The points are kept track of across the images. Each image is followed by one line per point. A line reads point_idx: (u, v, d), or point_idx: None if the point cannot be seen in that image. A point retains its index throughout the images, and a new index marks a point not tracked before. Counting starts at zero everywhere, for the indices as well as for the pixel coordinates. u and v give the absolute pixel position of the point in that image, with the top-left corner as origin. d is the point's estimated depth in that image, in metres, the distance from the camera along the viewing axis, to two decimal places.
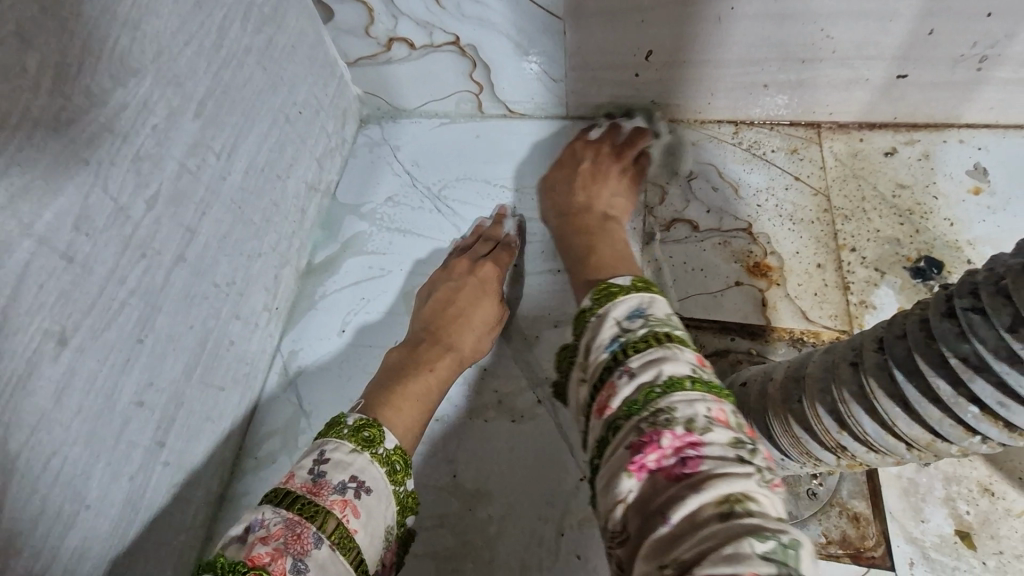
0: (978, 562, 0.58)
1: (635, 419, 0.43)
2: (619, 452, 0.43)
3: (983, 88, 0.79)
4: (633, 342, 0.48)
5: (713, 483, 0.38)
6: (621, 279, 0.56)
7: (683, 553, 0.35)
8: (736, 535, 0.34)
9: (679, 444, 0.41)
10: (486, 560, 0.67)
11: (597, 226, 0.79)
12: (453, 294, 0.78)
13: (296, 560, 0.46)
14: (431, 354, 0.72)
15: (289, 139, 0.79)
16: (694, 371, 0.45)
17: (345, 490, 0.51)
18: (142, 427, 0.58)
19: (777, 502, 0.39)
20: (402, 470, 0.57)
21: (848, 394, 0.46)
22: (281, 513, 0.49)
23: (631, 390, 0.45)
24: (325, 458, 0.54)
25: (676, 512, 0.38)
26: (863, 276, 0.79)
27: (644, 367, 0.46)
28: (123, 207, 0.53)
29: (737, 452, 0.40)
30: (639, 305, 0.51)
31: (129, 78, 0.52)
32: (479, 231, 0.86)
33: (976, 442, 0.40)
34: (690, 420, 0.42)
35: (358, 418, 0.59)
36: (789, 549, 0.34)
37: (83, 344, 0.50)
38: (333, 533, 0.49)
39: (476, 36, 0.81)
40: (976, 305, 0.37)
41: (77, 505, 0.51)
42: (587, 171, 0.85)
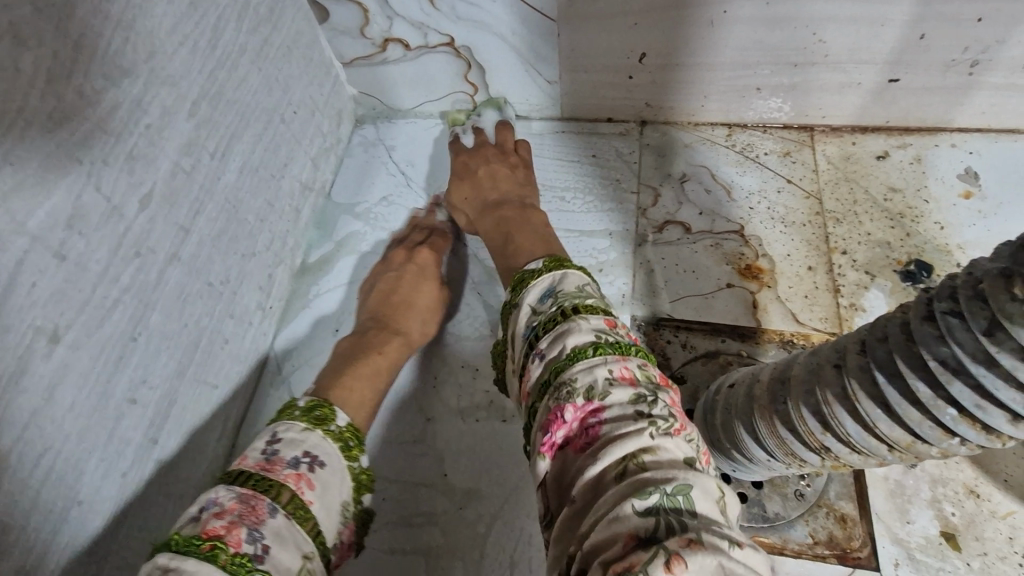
0: (963, 563, 0.59)
1: (546, 399, 0.46)
2: (537, 433, 0.46)
3: (975, 92, 0.80)
4: (542, 324, 0.51)
5: (607, 449, 0.40)
6: (536, 266, 0.60)
7: (585, 524, 0.38)
8: (623, 495, 0.37)
9: (581, 415, 0.43)
10: (476, 558, 0.67)
11: (518, 217, 0.78)
12: (397, 282, 0.81)
13: (252, 530, 0.47)
14: (378, 340, 0.75)
15: (283, 139, 0.80)
16: (598, 336, 0.47)
17: (300, 465, 0.53)
18: (135, 424, 0.58)
19: (678, 447, 0.40)
20: (356, 446, 0.60)
21: (831, 395, 0.47)
22: (235, 489, 0.50)
23: (543, 369, 0.48)
24: (278, 438, 0.55)
25: (578, 484, 0.40)
26: (854, 279, 0.79)
27: (551, 345, 0.48)
28: (116, 206, 0.54)
29: (635, 408, 0.42)
30: (550, 286, 0.55)
31: (123, 78, 0.53)
32: (413, 222, 0.89)
33: (955, 443, 0.40)
34: (590, 387, 0.44)
35: (310, 400, 0.62)
36: (676, 496, 0.37)
37: (76, 341, 0.51)
38: (288, 504, 0.51)
39: (471, 37, 0.81)
40: (954, 308, 0.38)
41: (69, 501, 0.52)
42: (485, 175, 0.85)
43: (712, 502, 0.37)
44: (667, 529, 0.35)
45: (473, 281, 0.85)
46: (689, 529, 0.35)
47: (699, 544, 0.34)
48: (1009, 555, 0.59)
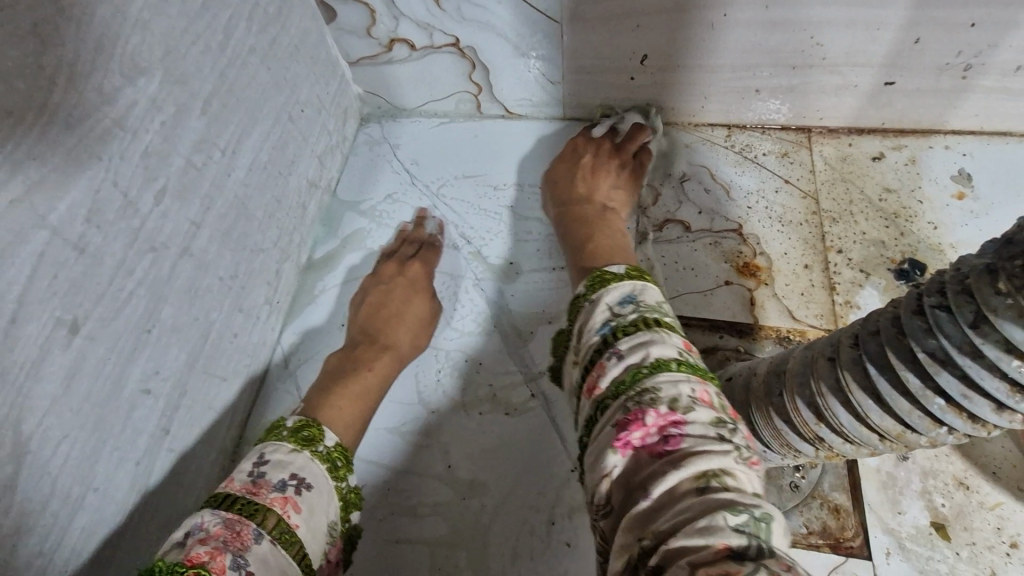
0: (952, 552, 0.61)
1: (622, 399, 0.46)
2: (606, 430, 0.46)
3: (968, 95, 0.82)
4: (622, 326, 0.51)
5: (692, 461, 0.41)
6: (615, 267, 0.59)
7: (661, 525, 0.39)
8: (710, 508, 0.37)
9: (662, 423, 0.44)
10: (478, 547, 0.69)
11: (595, 220, 0.82)
12: (386, 297, 0.82)
13: (236, 555, 0.49)
14: (367, 356, 0.77)
15: (291, 136, 0.81)
16: (680, 354, 0.48)
17: (286, 488, 0.55)
18: (147, 414, 0.60)
19: (754, 478, 0.42)
20: (343, 466, 0.62)
21: (825, 387, 0.48)
22: (220, 514, 0.52)
23: (620, 371, 0.48)
24: (264, 460, 0.57)
25: (656, 487, 0.41)
26: (849, 277, 0.81)
27: (632, 349, 0.49)
28: (132, 201, 0.55)
29: (718, 430, 0.43)
30: (631, 291, 0.55)
31: (139, 76, 0.54)
32: (403, 235, 0.90)
33: (943, 432, 0.42)
34: (674, 399, 0.45)
35: (298, 420, 0.63)
36: (761, 522, 0.37)
37: (92, 332, 0.52)
38: (274, 529, 0.53)
39: (476, 38, 0.83)
40: (943, 302, 0.40)
41: (85, 487, 0.53)
42: (586, 165, 0.88)
43: (784, 535, 0.38)
44: (756, 550, 0.35)
45: (477, 278, 0.86)
46: (775, 555, 0.35)
47: (795, 570, 0.34)
48: (997, 545, 0.61)
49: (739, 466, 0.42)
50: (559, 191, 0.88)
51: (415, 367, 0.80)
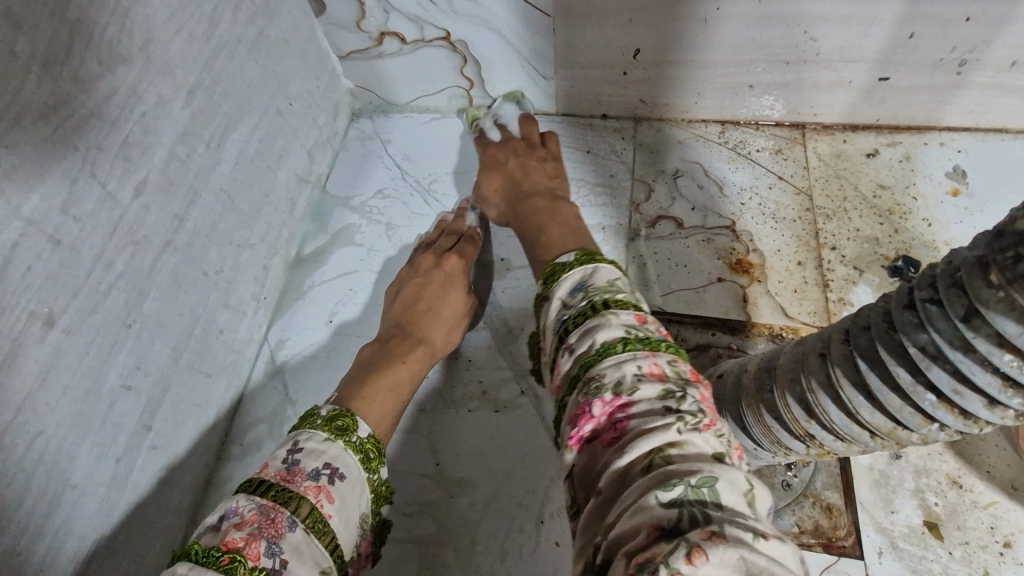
0: (944, 552, 0.60)
1: (574, 393, 0.45)
2: (565, 427, 0.45)
3: (962, 92, 0.81)
4: (573, 317, 0.50)
5: (634, 442, 0.39)
6: (566, 258, 0.59)
7: (608, 516, 0.38)
8: (644, 488, 0.36)
9: (609, 409, 0.42)
10: (467, 546, 0.68)
11: (547, 207, 0.76)
12: (422, 289, 0.76)
13: (270, 544, 0.47)
14: (401, 349, 0.71)
15: (279, 130, 0.80)
16: (628, 331, 0.46)
17: (320, 476, 0.53)
18: (128, 410, 0.59)
19: (708, 443, 0.39)
20: (375, 458, 0.59)
21: (816, 383, 0.48)
22: (255, 500, 0.50)
23: (572, 364, 0.47)
24: (298, 448, 0.55)
25: (605, 476, 0.40)
26: (842, 274, 0.80)
27: (580, 340, 0.48)
28: (111, 192, 0.54)
29: (663, 403, 0.41)
30: (581, 279, 0.54)
31: (118, 65, 0.53)
32: (441, 225, 0.85)
33: (934, 429, 0.42)
34: (618, 383, 0.43)
35: (332, 409, 0.60)
36: (699, 488, 0.35)
37: (70, 326, 0.51)
38: (307, 517, 0.50)
39: (467, 32, 0.82)
40: (934, 296, 0.39)
41: (63, 484, 0.52)
42: (515, 165, 0.82)
43: (740, 496, 0.35)
44: (690, 521, 0.33)
45: None
46: (713, 521, 0.33)
47: (721, 538, 0.32)
48: (990, 544, 0.60)
49: (689, 434, 0.39)
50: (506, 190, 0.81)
51: None
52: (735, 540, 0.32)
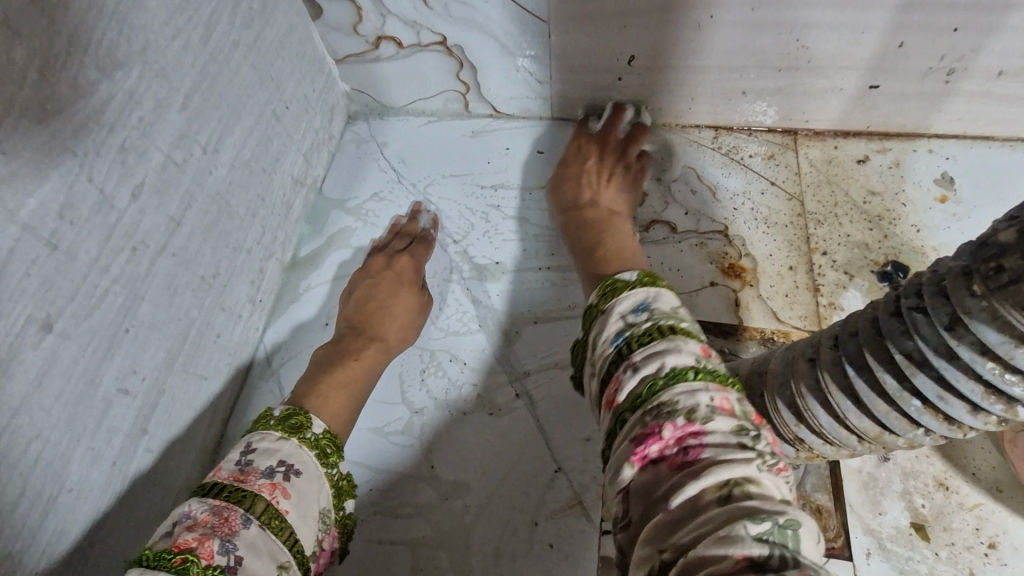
0: (931, 553, 0.61)
1: (640, 412, 0.46)
2: (624, 444, 0.46)
3: (951, 99, 0.82)
4: (637, 336, 0.51)
5: (712, 470, 0.41)
6: (626, 275, 0.59)
7: (682, 537, 0.39)
8: (730, 518, 0.37)
9: (681, 434, 0.43)
10: (462, 548, 0.69)
11: (602, 222, 0.81)
12: (373, 290, 0.80)
13: (224, 541, 0.48)
14: (354, 346, 0.75)
15: (275, 133, 0.80)
16: (697, 361, 0.48)
17: (274, 474, 0.54)
18: (123, 414, 0.59)
19: (778, 484, 0.41)
20: (333, 453, 0.60)
21: (805, 388, 0.48)
22: (207, 502, 0.51)
23: (636, 384, 0.48)
24: (252, 449, 0.56)
25: (676, 498, 0.41)
26: (833, 279, 0.81)
27: (647, 361, 0.49)
28: (108, 196, 0.54)
29: (739, 438, 0.42)
30: (644, 298, 0.55)
31: (116, 70, 0.53)
32: (395, 228, 0.89)
33: (919, 434, 0.43)
34: (693, 410, 0.44)
35: (285, 409, 0.62)
36: (786, 529, 0.36)
37: (66, 330, 0.51)
38: (263, 514, 0.51)
39: (464, 36, 0.82)
40: (919, 304, 0.40)
41: (58, 487, 0.52)
42: (592, 169, 0.87)
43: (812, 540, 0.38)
44: (780, 560, 0.35)
45: (463, 278, 0.86)
46: (802, 564, 0.35)
47: None
48: (975, 545, 0.61)
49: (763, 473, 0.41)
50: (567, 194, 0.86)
51: (400, 367, 0.79)
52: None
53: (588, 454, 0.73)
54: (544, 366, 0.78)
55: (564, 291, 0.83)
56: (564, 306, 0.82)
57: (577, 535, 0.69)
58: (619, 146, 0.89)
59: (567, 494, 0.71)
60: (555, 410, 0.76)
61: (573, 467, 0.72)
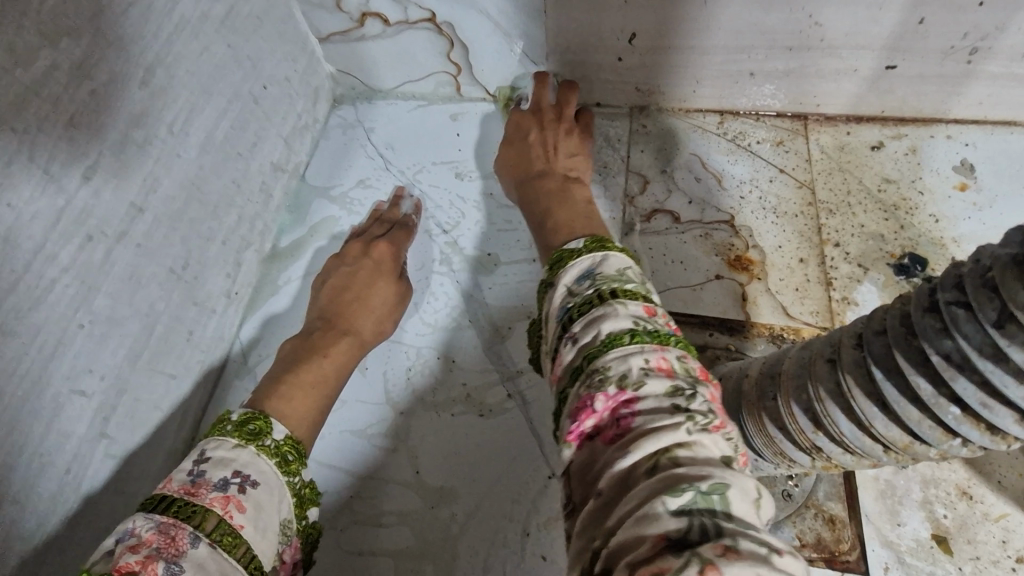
0: (954, 568, 0.56)
1: (576, 385, 0.42)
2: (564, 422, 0.42)
3: (973, 82, 0.77)
4: (577, 305, 0.46)
5: (640, 442, 0.37)
6: (575, 243, 0.55)
7: (609, 520, 0.35)
8: (650, 492, 0.33)
9: (613, 405, 0.39)
10: (448, 560, 0.64)
11: (557, 191, 0.75)
12: (350, 278, 0.75)
13: (170, 563, 0.44)
14: (325, 341, 0.70)
15: (251, 116, 0.75)
16: (636, 323, 0.42)
17: (228, 486, 0.50)
18: (77, 416, 0.54)
19: (717, 444, 0.37)
20: (294, 461, 0.57)
21: (824, 392, 0.44)
22: (154, 518, 0.47)
23: (575, 354, 0.44)
24: (205, 458, 0.52)
25: (606, 476, 0.37)
26: (846, 272, 0.76)
27: (584, 330, 0.44)
28: (55, 178, 0.49)
29: (672, 401, 0.38)
30: (589, 267, 0.50)
31: (61, 38, 0.48)
32: (375, 215, 0.83)
33: (956, 445, 0.38)
34: (624, 376, 0.40)
35: (243, 413, 0.58)
36: (710, 496, 0.32)
37: (7, 324, 0.47)
38: (215, 531, 0.47)
39: (453, 12, 0.77)
40: (960, 298, 0.35)
41: (0, 497, 0.48)
42: (537, 142, 0.80)
43: (750, 504, 0.33)
44: (700, 532, 0.31)
45: (452, 270, 0.81)
46: (724, 533, 0.31)
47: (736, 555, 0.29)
48: (1002, 560, 0.57)
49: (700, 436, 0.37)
50: (519, 171, 0.79)
51: (383, 364, 0.75)
52: (749, 556, 0.30)
53: None
54: None
55: None
56: None
57: None
58: (554, 111, 0.82)
59: (561, 501, 0.66)
60: (549, 411, 0.71)
61: None
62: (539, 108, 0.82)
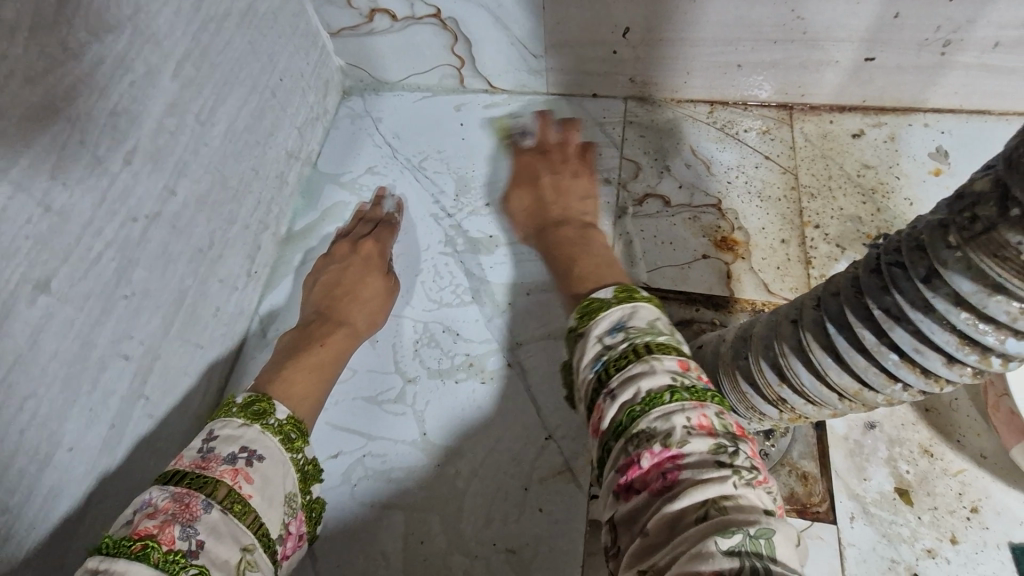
0: (914, 517, 0.62)
1: (619, 443, 0.42)
2: (609, 475, 0.42)
3: (947, 72, 0.82)
4: (613, 360, 0.46)
5: (689, 492, 0.37)
6: (603, 291, 0.53)
7: (660, 560, 0.36)
8: (703, 534, 0.35)
9: (659, 460, 0.39)
10: (453, 512, 0.70)
11: (576, 234, 0.74)
12: (341, 275, 0.81)
13: (185, 526, 0.48)
14: (321, 332, 0.75)
15: (268, 106, 0.80)
16: (675, 380, 0.43)
17: (236, 460, 0.54)
18: (119, 377, 0.60)
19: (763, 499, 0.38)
20: (297, 438, 0.61)
21: (788, 348, 0.49)
22: (169, 489, 0.50)
23: (616, 412, 0.43)
24: (213, 436, 0.56)
25: (655, 523, 0.38)
26: (825, 251, 0.82)
27: (623, 386, 0.44)
28: (100, 159, 0.55)
29: (718, 458, 0.38)
30: (619, 318, 0.49)
31: (105, 34, 0.53)
32: (359, 215, 0.89)
33: (898, 389, 0.43)
34: (668, 434, 0.40)
35: (247, 396, 0.62)
36: (759, 539, 0.34)
37: (61, 291, 0.52)
38: (225, 498, 0.51)
39: (457, 9, 0.82)
40: (898, 260, 0.40)
41: (55, 445, 0.54)
42: (548, 184, 0.82)
43: (793, 549, 0.35)
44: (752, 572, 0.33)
45: (456, 251, 0.86)
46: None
47: None
48: (958, 509, 0.62)
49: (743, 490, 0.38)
50: (535, 217, 0.81)
51: (392, 338, 0.80)
52: None
53: (578, 423, 0.74)
54: (536, 337, 0.79)
55: None
56: None
57: (567, 499, 0.70)
58: (557, 147, 0.85)
59: (556, 460, 0.72)
60: (546, 380, 0.76)
61: (563, 434, 0.73)
62: (545, 150, 0.86)
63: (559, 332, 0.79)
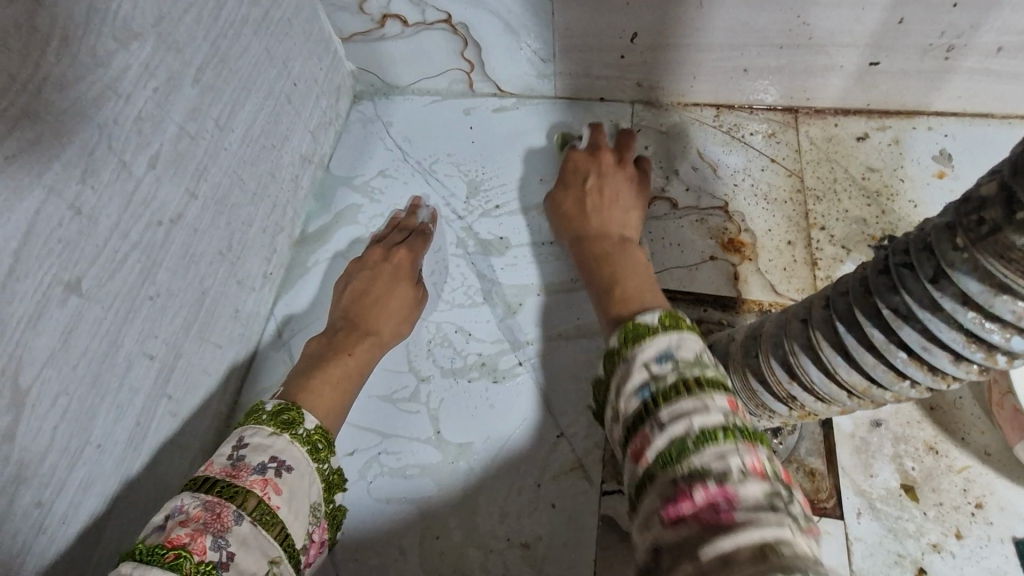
0: (920, 512, 0.63)
1: (668, 472, 0.41)
2: (653, 502, 0.41)
3: (951, 76, 0.83)
4: (664, 391, 0.45)
5: (748, 531, 0.36)
6: (647, 315, 0.52)
7: None
8: None
9: (713, 496, 0.38)
10: (467, 508, 0.71)
11: (613, 249, 0.74)
12: (371, 283, 0.80)
13: (217, 537, 0.50)
14: (348, 341, 0.75)
15: (284, 110, 0.82)
16: (727, 418, 0.42)
17: (266, 470, 0.55)
18: (144, 374, 0.61)
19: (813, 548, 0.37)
20: (323, 449, 0.62)
21: (798, 346, 0.50)
22: (199, 497, 0.52)
23: (663, 442, 0.42)
24: (244, 444, 0.57)
25: (708, 559, 0.36)
26: (830, 253, 0.83)
27: (674, 418, 0.43)
28: (126, 163, 0.56)
29: (773, 501, 0.38)
30: (667, 345, 0.48)
31: (132, 41, 0.54)
32: (394, 222, 0.88)
33: (905, 386, 0.45)
34: (724, 473, 0.39)
35: (277, 403, 0.63)
36: None
37: (90, 291, 0.54)
38: (254, 510, 0.53)
39: (469, 14, 0.84)
40: (907, 260, 0.41)
41: (85, 440, 0.55)
42: (594, 188, 0.82)
43: None
44: None
45: (467, 252, 0.87)
46: None
47: None
48: (962, 505, 0.63)
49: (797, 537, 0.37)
50: (573, 225, 0.81)
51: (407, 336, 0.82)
52: None
53: (589, 420, 0.75)
54: (546, 337, 0.80)
55: (566, 263, 0.85)
56: (566, 279, 0.84)
57: (579, 495, 0.71)
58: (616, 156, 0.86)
59: (568, 457, 0.73)
60: (556, 379, 0.78)
61: (574, 432, 0.74)
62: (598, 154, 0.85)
63: (569, 332, 0.80)
